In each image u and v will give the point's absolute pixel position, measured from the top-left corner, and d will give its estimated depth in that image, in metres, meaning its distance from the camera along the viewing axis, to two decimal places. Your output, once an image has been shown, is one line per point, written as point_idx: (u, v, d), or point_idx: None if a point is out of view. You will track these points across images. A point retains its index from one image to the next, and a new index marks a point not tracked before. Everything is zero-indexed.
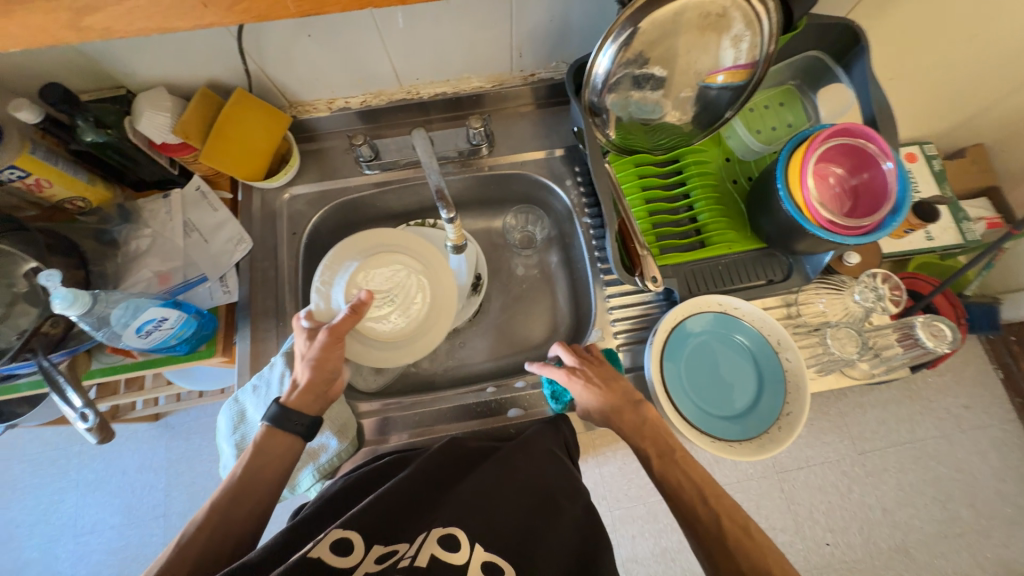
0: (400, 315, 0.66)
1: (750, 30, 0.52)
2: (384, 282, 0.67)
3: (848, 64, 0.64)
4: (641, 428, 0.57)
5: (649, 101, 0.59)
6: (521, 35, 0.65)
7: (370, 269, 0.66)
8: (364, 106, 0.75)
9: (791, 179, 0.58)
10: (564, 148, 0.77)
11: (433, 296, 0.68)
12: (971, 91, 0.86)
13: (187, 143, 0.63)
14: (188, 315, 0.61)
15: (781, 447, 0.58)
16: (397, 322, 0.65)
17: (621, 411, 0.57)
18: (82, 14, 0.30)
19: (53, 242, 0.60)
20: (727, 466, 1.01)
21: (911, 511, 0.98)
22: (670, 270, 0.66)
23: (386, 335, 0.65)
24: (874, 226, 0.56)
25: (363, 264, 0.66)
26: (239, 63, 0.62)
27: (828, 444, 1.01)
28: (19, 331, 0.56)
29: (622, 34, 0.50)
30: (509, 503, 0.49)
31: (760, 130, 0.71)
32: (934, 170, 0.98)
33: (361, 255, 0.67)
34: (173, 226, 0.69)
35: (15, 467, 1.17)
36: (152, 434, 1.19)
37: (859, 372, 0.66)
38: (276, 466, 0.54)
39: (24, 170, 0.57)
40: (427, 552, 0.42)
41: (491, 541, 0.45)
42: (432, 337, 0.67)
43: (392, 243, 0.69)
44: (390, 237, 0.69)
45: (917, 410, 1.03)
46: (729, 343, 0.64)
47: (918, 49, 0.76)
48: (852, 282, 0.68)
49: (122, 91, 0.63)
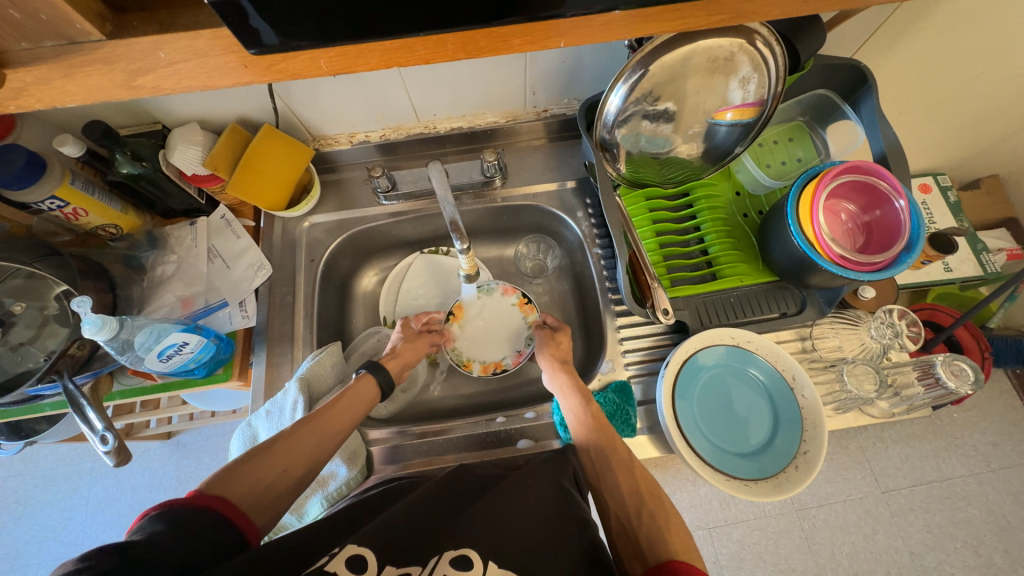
0: (477, 345, 0.76)
1: (757, 72, 0.53)
2: (491, 321, 0.77)
3: (856, 101, 0.65)
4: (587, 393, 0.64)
5: (660, 135, 0.60)
6: (534, 75, 0.68)
7: (490, 320, 0.77)
8: (384, 139, 0.78)
9: (801, 214, 0.58)
10: (575, 180, 0.79)
11: (489, 337, 0.76)
12: (983, 124, 0.86)
13: (216, 175, 0.67)
14: (207, 340, 0.62)
15: (800, 488, 0.56)
16: (469, 342, 0.76)
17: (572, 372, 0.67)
18: (135, 75, 0.33)
19: (84, 267, 0.62)
20: (742, 501, 0.98)
21: (941, 556, 0.92)
22: (681, 302, 0.66)
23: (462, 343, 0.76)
24: (889, 262, 0.55)
25: (495, 321, 0.77)
26: (268, 101, 0.66)
27: (849, 481, 0.97)
28: (47, 352, 0.58)
29: (632, 76, 0.52)
30: (521, 528, 0.46)
31: (769, 165, 0.72)
32: (950, 202, 0.97)
33: (493, 310, 0.77)
34: (197, 253, 0.71)
35: (28, 482, 1.18)
36: (164, 452, 1.20)
37: (879, 411, 0.64)
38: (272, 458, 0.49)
39: (63, 201, 0.60)
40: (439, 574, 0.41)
41: (507, 557, 0.43)
42: (478, 345, 0.76)
43: (498, 309, 0.77)
44: (502, 312, 0.77)
45: (943, 446, 0.99)
46: (743, 377, 0.63)
47: (927, 86, 0.77)
48: (868, 317, 0.68)
49: (158, 127, 0.67)
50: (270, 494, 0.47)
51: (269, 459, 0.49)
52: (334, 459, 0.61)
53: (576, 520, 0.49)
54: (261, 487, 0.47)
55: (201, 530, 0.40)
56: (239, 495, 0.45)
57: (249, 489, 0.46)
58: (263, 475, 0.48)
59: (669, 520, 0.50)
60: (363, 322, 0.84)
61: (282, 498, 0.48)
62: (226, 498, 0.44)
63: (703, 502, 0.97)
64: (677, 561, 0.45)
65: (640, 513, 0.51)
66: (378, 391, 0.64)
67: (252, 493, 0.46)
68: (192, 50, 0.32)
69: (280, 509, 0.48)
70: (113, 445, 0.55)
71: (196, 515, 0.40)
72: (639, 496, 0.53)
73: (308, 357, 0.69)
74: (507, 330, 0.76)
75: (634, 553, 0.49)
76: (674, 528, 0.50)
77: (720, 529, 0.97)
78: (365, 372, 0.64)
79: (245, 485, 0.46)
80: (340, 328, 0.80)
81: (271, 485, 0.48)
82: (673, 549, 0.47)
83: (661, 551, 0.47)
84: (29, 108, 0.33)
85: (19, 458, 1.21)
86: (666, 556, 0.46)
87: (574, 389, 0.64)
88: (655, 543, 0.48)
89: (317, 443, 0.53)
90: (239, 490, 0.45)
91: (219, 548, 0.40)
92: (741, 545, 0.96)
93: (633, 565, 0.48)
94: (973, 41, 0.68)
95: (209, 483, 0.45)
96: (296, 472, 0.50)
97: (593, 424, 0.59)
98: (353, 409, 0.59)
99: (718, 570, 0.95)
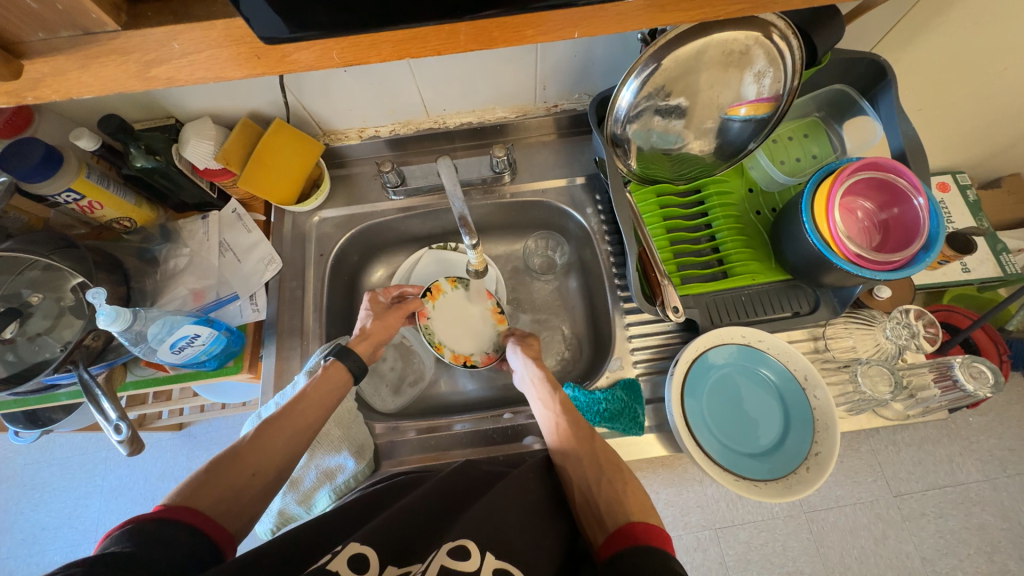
0: (445, 333, 0.75)
1: (773, 66, 0.52)
2: (460, 317, 0.76)
3: (875, 96, 0.63)
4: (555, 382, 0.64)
5: (672, 131, 0.60)
6: (544, 71, 0.68)
7: (461, 316, 0.76)
8: (394, 134, 0.78)
9: (816, 211, 0.57)
10: (585, 176, 0.78)
11: (459, 329, 0.75)
12: (1007, 120, 0.83)
13: (228, 169, 0.67)
14: (219, 332, 0.63)
15: (810, 490, 0.55)
16: (441, 326, 0.75)
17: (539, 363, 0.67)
18: (149, 66, 0.33)
19: (99, 259, 0.63)
20: (750, 502, 0.97)
21: (953, 562, 0.91)
22: (692, 300, 0.65)
23: (436, 324, 0.75)
24: (906, 261, 0.54)
25: (464, 318, 0.76)
26: (280, 96, 0.66)
27: (860, 484, 0.95)
28: (63, 343, 0.58)
29: (644, 70, 0.51)
30: (518, 521, 0.46)
31: (784, 162, 0.71)
32: (969, 201, 0.95)
33: (462, 307, 0.76)
34: (209, 246, 0.72)
35: (44, 470, 1.21)
36: (175, 443, 1.22)
37: (893, 413, 0.62)
38: (263, 452, 0.52)
39: (80, 194, 0.61)
40: (437, 562, 0.40)
41: (503, 549, 0.42)
42: (447, 331, 0.75)
43: (468, 308, 0.76)
44: (472, 312, 0.76)
45: (957, 450, 0.98)
46: (753, 376, 0.63)
47: (949, 81, 0.75)
48: (883, 317, 0.67)
49: (171, 121, 0.67)
50: (241, 500, 0.48)
51: (234, 468, 0.49)
52: (341, 452, 0.62)
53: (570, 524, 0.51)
54: (230, 494, 0.47)
55: (170, 538, 0.40)
56: (206, 502, 0.46)
57: (222, 494, 0.47)
58: (231, 481, 0.48)
59: (626, 484, 0.51)
60: None
61: (253, 501, 0.49)
62: (194, 507, 0.45)
63: (710, 502, 0.97)
64: (633, 522, 0.46)
65: (598, 481, 0.51)
66: (349, 377, 0.62)
67: (218, 500, 0.46)
68: (205, 41, 0.33)
69: (254, 511, 0.49)
70: (127, 435, 0.56)
71: (165, 526, 0.41)
72: (598, 465, 0.53)
73: (317, 350, 0.69)
74: (475, 329, 0.76)
75: (595, 520, 0.49)
76: (630, 490, 0.50)
77: (727, 530, 0.96)
78: (333, 359, 0.62)
79: (212, 492, 0.47)
80: (348, 323, 0.81)
81: (241, 490, 0.48)
82: (629, 511, 0.47)
83: (620, 515, 0.47)
84: (46, 99, 0.34)
85: (36, 447, 1.23)
86: (624, 519, 0.46)
87: (542, 382, 0.64)
88: (613, 507, 0.48)
89: (288, 440, 0.54)
90: (208, 498, 0.46)
91: (195, 557, 0.41)
92: (748, 546, 0.95)
93: (594, 532, 0.48)
94: (999, 35, 0.66)
95: (176, 495, 0.45)
96: (271, 468, 0.52)
97: (557, 407, 0.61)
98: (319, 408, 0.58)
99: (723, 571, 0.94)
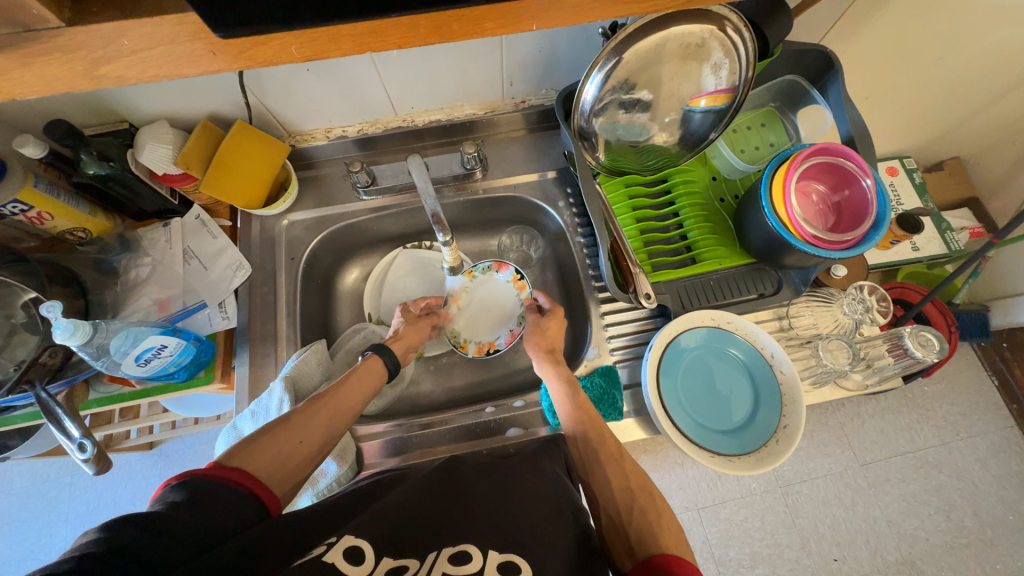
0: (469, 326, 0.78)
1: (728, 58, 0.54)
2: (483, 297, 0.79)
3: (823, 86, 0.67)
4: (572, 380, 0.65)
5: (637, 123, 0.61)
6: (511, 66, 0.69)
7: (483, 296, 0.79)
8: (362, 134, 0.77)
9: (775, 195, 0.60)
10: (556, 170, 0.79)
11: (482, 311, 0.78)
12: (944, 106, 0.89)
13: (188, 173, 0.65)
14: (187, 342, 0.61)
15: (781, 460, 0.58)
16: (464, 322, 0.78)
17: (553, 361, 0.67)
18: (97, 64, 0.32)
19: (53, 273, 0.60)
20: (729, 480, 1.01)
21: (916, 523, 0.96)
22: (663, 287, 0.67)
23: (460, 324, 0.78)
24: (858, 240, 0.57)
25: (485, 297, 0.79)
26: (240, 96, 0.65)
27: (829, 456, 1.01)
28: (15, 362, 0.55)
29: (607, 64, 0.53)
30: (523, 515, 0.46)
31: (744, 150, 0.74)
32: (915, 183, 1.01)
33: (482, 287, 0.79)
34: (172, 254, 0.70)
35: (2, 501, 1.14)
36: (146, 463, 1.17)
37: (853, 384, 0.66)
38: (291, 436, 0.52)
39: (27, 204, 0.58)
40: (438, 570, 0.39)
41: (503, 542, 0.42)
42: (471, 324, 0.78)
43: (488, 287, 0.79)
44: (492, 289, 0.79)
45: (915, 418, 1.04)
46: (724, 357, 0.65)
47: (891, 70, 0.79)
48: (841, 294, 0.71)
49: (125, 125, 0.65)
50: (289, 465, 0.50)
51: (286, 434, 0.51)
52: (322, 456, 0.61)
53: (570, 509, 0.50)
54: (278, 462, 0.49)
55: (226, 495, 0.42)
56: (258, 466, 0.47)
57: (270, 459, 0.48)
58: (280, 450, 0.50)
59: (660, 516, 0.50)
60: (349, 319, 0.84)
61: (298, 469, 0.50)
62: (245, 469, 0.46)
63: (691, 483, 1.00)
64: (667, 556, 0.45)
65: (630, 511, 0.51)
66: (384, 373, 0.66)
67: (272, 464, 0.48)
68: (156, 36, 0.32)
69: (300, 478, 0.51)
70: (92, 453, 0.54)
71: (218, 484, 0.42)
72: (630, 494, 0.53)
73: (292, 356, 0.68)
74: (499, 306, 0.78)
75: (623, 546, 0.49)
76: (664, 524, 0.50)
77: (709, 509, 0.99)
78: (371, 354, 0.66)
79: (263, 458, 0.48)
80: (324, 327, 0.79)
81: (287, 458, 0.50)
82: (664, 544, 0.47)
83: (651, 546, 0.47)
84: None
85: None
86: (657, 551, 0.46)
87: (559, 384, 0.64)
88: (644, 539, 0.48)
89: (329, 422, 0.56)
90: (259, 462, 0.47)
91: (236, 515, 0.41)
92: (728, 523, 0.99)
93: (622, 560, 0.48)
94: (931, 26, 0.70)
95: (230, 454, 0.47)
96: (314, 444, 0.53)
97: (580, 414, 0.60)
98: (358, 396, 0.61)
99: (707, 549, 0.97)
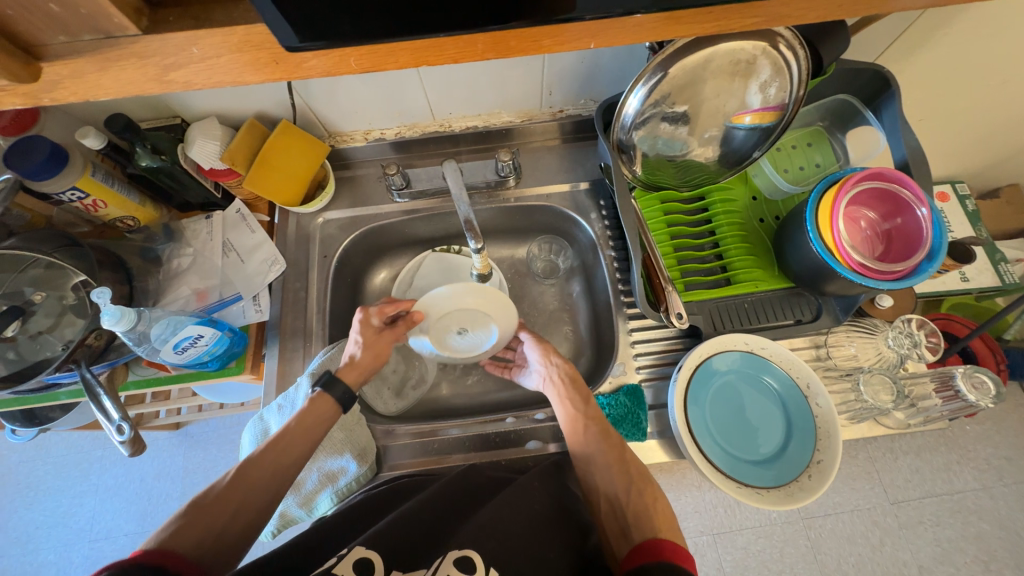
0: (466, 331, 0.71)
1: (779, 76, 0.53)
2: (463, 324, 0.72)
3: (878, 107, 0.64)
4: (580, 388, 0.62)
5: (677, 137, 0.60)
6: (551, 77, 0.68)
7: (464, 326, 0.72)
8: (399, 137, 0.78)
9: (821, 220, 0.57)
10: (589, 181, 0.78)
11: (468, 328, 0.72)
12: (1007, 131, 0.84)
13: (233, 169, 0.67)
14: (222, 333, 0.63)
15: (813, 497, 0.55)
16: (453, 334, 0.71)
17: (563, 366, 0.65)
18: (167, 70, 0.33)
19: (103, 258, 0.63)
20: (748, 508, 0.97)
21: (949, 570, 0.91)
22: (694, 307, 0.66)
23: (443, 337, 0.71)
24: (909, 271, 0.54)
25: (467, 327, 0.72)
26: (287, 97, 0.66)
27: (858, 491, 0.96)
28: (64, 341, 0.58)
29: (652, 78, 0.52)
30: (524, 536, 0.45)
31: (787, 170, 0.71)
32: (968, 210, 0.96)
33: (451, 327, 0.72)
34: (212, 246, 0.72)
35: (38, 468, 1.20)
36: (172, 442, 1.21)
37: (894, 422, 0.63)
38: (229, 500, 0.48)
39: (83, 192, 0.61)
40: None
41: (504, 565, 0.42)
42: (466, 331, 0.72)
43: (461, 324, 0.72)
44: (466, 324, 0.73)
45: (954, 459, 0.98)
46: (756, 383, 0.63)
47: (951, 93, 0.75)
48: (886, 327, 0.68)
49: (177, 120, 0.67)
50: (220, 542, 0.46)
51: (219, 505, 0.48)
52: (344, 454, 0.61)
53: (577, 528, 0.50)
54: (210, 536, 0.46)
55: None
56: (188, 545, 0.44)
57: (201, 535, 0.45)
58: (212, 521, 0.47)
59: (655, 499, 0.51)
60: None
61: (233, 544, 0.47)
62: (170, 550, 0.43)
63: (708, 507, 0.97)
64: (659, 539, 0.46)
65: (628, 492, 0.52)
66: (336, 408, 0.58)
67: (196, 542, 0.45)
68: (225, 45, 0.33)
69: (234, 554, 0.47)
70: (129, 435, 0.56)
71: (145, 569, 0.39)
72: (626, 475, 0.54)
73: (320, 352, 0.69)
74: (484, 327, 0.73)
75: (620, 531, 0.50)
76: (658, 507, 0.51)
77: (725, 535, 0.96)
78: (319, 390, 0.58)
79: (193, 533, 0.45)
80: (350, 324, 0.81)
81: (222, 532, 0.47)
82: (655, 526, 0.48)
83: (646, 529, 0.48)
84: (63, 101, 0.34)
85: (30, 444, 1.22)
86: (650, 534, 0.47)
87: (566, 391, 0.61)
88: (640, 519, 0.49)
89: (271, 475, 0.52)
90: (189, 540, 0.44)
91: None
92: (746, 552, 0.95)
93: (618, 544, 0.49)
94: (1000, 48, 0.66)
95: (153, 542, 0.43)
96: (257, 505, 0.50)
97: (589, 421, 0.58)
98: (304, 441, 0.55)
99: None
